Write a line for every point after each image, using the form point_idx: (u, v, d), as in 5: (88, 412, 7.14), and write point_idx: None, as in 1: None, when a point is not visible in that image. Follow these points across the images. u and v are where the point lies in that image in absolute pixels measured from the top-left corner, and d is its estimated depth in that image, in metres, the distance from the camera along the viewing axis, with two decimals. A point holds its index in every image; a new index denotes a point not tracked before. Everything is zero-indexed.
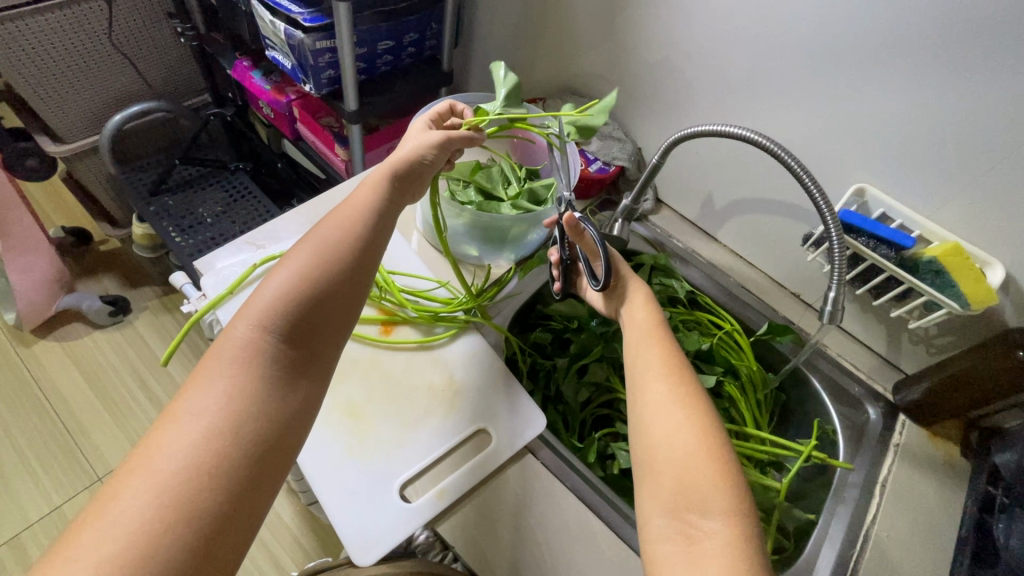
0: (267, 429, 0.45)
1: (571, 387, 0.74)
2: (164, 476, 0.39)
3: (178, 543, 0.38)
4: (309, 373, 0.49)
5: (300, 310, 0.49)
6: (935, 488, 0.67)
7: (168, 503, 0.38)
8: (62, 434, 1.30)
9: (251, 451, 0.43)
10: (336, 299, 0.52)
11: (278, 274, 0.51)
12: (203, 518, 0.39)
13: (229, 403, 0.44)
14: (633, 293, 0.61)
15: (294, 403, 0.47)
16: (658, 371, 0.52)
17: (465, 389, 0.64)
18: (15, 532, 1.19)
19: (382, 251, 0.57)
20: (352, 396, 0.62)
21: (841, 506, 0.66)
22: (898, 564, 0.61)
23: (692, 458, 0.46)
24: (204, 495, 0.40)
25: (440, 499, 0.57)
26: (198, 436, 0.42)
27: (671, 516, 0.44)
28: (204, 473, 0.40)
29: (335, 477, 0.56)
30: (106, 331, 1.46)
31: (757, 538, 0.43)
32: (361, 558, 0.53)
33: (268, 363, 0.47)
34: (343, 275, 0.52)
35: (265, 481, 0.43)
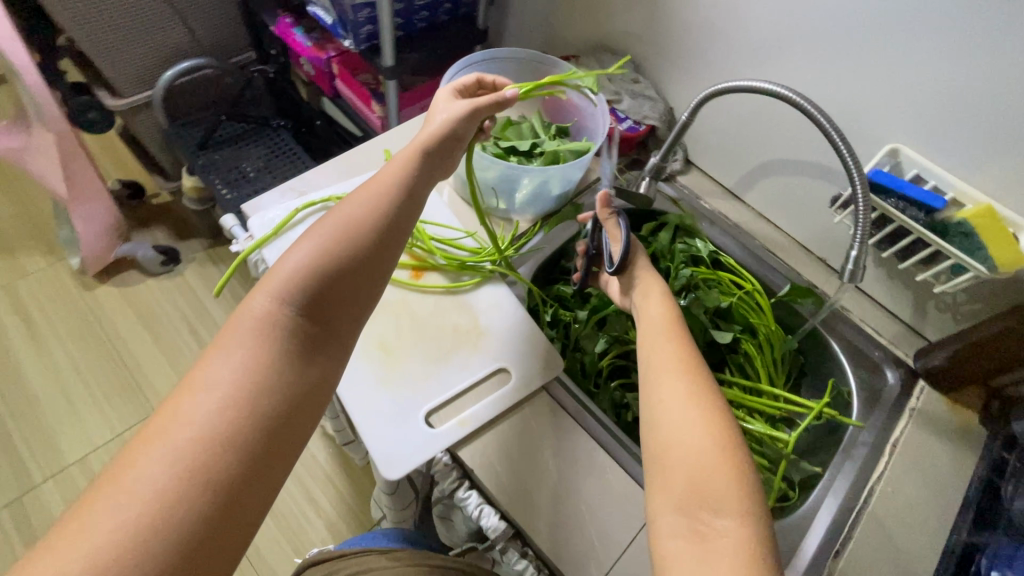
0: (281, 398, 0.47)
1: (589, 337, 0.76)
2: (182, 443, 0.42)
3: (196, 503, 0.41)
4: (322, 351, 0.52)
5: (316, 288, 0.52)
6: (947, 450, 0.68)
7: (187, 466, 0.41)
8: (121, 373, 1.45)
9: (265, 424, 0.46)
10: (351, 279, 0.54)
11: (295, 253, 0.53)
12: (219, 482, 0.42)
13: (247, 374, 0.47)
14: (649, 297, 0.63)
15: (309, 377, 0.50)
16: (678, 370, 0.54)
17: (489, 331, 0.68)
18: (83, 454, 1.34)
19: (402, 233, 0.58)
20: (383, 333, 0.66)
21: (848, 463, 0.67)
22: (898, 518, 0.63)
23: (707, 459, 0.48)
24: (220, 460, 0.42)
25: (462, 427, 0.60)
26: (216, 405, 0.44)
27: (682, 513, 0.46)
28: (220, 441, 0.43)
29: (366, 402, 0.61)
30: (158, 279, 1.60)
31: (768, 536, 0.45)
32: (387, 473, 0.57)
33: (286, 337, 0.50)
34: (360, 255, 0.55)
35: (278, 451, 0.46)
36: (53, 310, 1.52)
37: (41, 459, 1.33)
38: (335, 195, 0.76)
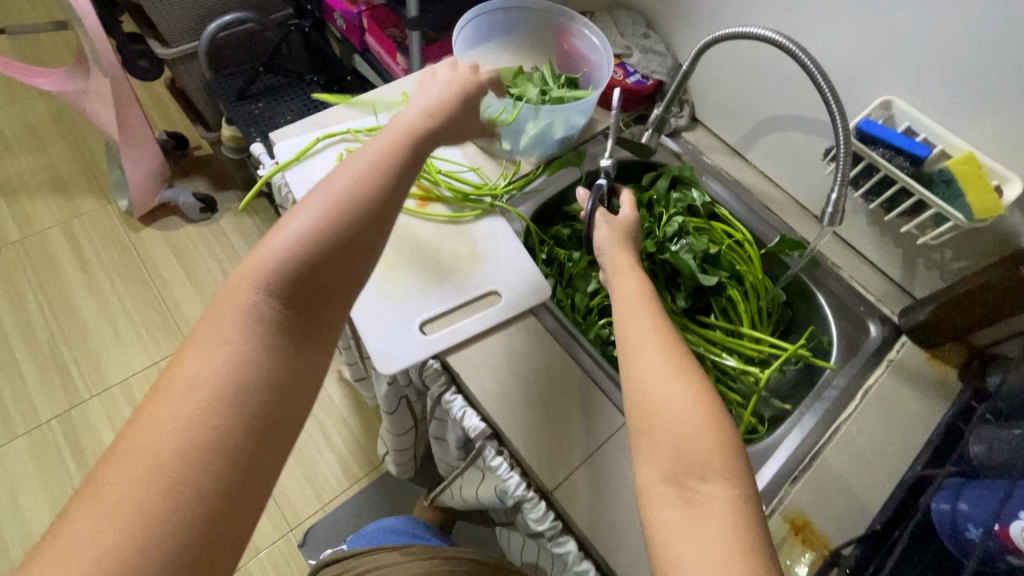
0: (265, 392, 0.41)
1: (582, 277, 0.81)
2: (152, 455, 0.36)
3: (178, 523, 0.35)
4: (306, 341, 0.45)
5: (303, 270, 0.45)
6: (919, 400, 0.70)
7: (159, 482, 0.35)
8: (161, 308, 1.57)
9: (248, 424, 0.39)
10: (344, 257, 0.47)
11: (278, 233, 0.46)
12: (202, 495, 0.36)
13: (222, 373, 0.40)
14: (625, 272, 0.61)
15: (297, 366, 0.43)
16: (655, 341, 0.52)
17: (484, 257, 0.73)
18: (124, 377, 1.47)
19: (402, 201, 0.51)
20: (387, 252, 0.72)
21: (819, 403, 0.70)
22: (861, 455, 0.66)
23: (690, 423, 0.46)
24: (196, 474, 0.36)
25: (452, 336, 0.66)
26: (187, 408, 0.38)
27: (669, 481, 0.44)
28: (195, 448, 0.37)
29: (367, 308, 0.67)
30: (197, 225, 1.71)
31: (755, 495, 0.43)
32: (381, 368, 0.64)
33: (269, 327, 0.43)
34: (352, 231, 0.47)
35: (269, 453, 0.40)
36: (102, 247, 1.65)
37: (88, 379, 1.46)
38: (353, 128, 0.81)
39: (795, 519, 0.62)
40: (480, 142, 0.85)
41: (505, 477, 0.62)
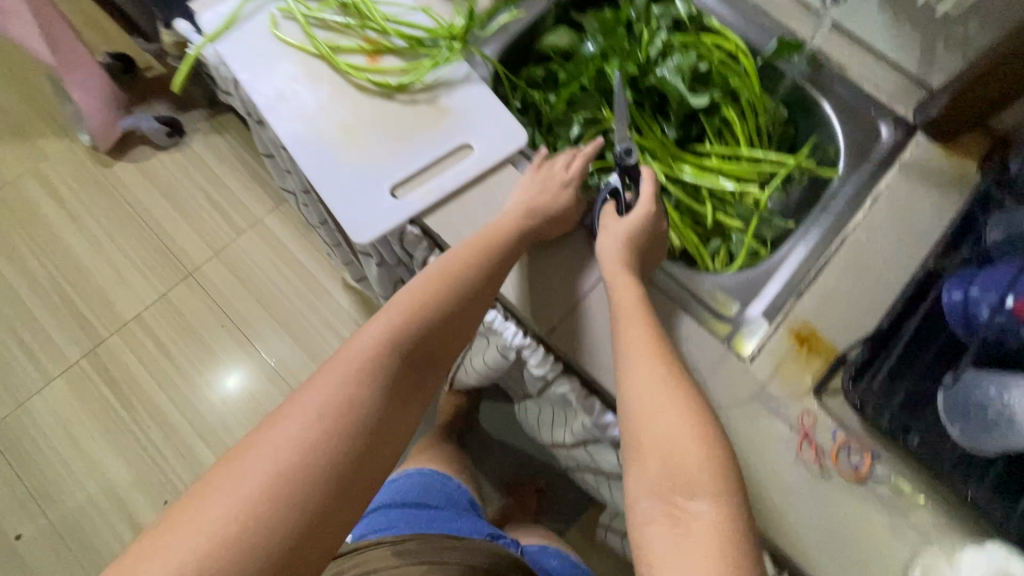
0: (372, 430, 0.45)
1: (562, 121, 0.73)
2: (280, 459, 0.40)
3: (288, 515, 0.39)
4: (419, 394, 0.50)
5: (418, 337, 0.51)
6: (932, 198, 0.65)
7: (292, 467, 0.40)
8: (155, 241, 1.55)
9: (356, 455, 0.43)
10: (447, 332, 0.53)
11: (404, 296, 0.53)
12: (314, 496, 0.40)
13: (342, 404, 0.44)
14: (610, 264, 0.57)
15: (403, 423, 0.48)
16: (648, 355, 0.51)
17: (450, 110, 0.66)
18: (137, 312, 1.49)
19: (494, 294, 0.57)
20: (344, 116, 0.65)
21: (825, 216, 0.66)
22: (871, 261, 0.62)
23: (679, 441, 0.46)
24: (320, 473, 0.41)
25: (426, 196, 0.62)
26: (315, 422, 0.43)
27: (657, 497, 0.45)
28: (313, 462, 0.41)
29: (331, 177, 0.63)
30: (168, 152, 1.63)
31: (745, 517, 0.43)
32: (356, 238, 0.61)
33: (385, 374, 0.48)
34: (468, 299, 0.55)
35: (362, 486, 0.43)
36: (80, 189, 1.59)
37: (104, 318, 1.48)
38: None
39: (800, 331, 0.60)
40: None
41: (502, 329, 0.63)
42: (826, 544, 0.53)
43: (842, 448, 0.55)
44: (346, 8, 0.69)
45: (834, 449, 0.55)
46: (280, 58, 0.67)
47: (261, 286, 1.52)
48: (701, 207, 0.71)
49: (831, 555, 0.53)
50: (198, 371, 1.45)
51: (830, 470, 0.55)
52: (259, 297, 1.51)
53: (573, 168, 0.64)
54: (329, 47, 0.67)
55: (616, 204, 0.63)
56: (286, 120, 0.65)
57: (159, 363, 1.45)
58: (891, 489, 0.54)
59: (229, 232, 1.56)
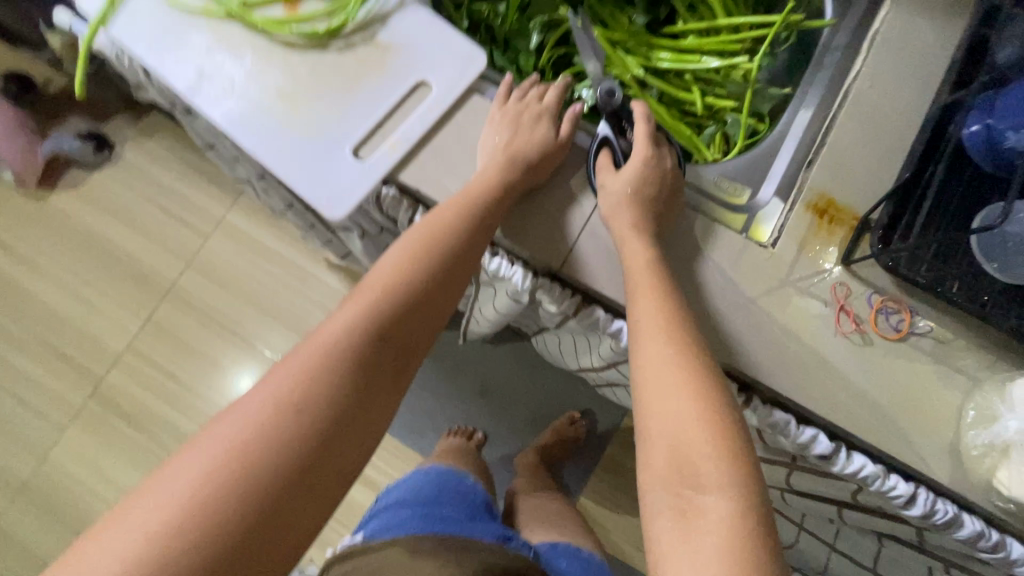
0: (336, 421, 0.42)
1: (520, 34, 0.66)
2: (232, 448, 0.38)
3: (236, 510, 0.37)
4: (384, 391, 0.45)
5: (394, 313, 0.47)
6: (933, 26, 0.59)
7: (226, 472, 0.38)
8: (121, 266, 1.47)
9: (315, 448, 0.41)
10: (427, 306, 0.49)
11: (383, 265, 0.49)
12: (247, 506, 0.37)
13: (305, 391, 0.41)
14: (622, 228, 0.52)
15: (374, 413, 0.44)
16: (658, 333, 0.47)
17: (394, 45, 0.58)
18: (127, 341, 1.44)
19: (476, 260, 0.52)
20: (277, 79, 0.57)
21: (820, 74, 0.62)
22: (878, 110, 0.58)
23: (689, 427, 0.42)
24: (257, 479, 0.38)
25: (394, 150, 0.56)
26: (275, 411, 0.40)
27: (667, 488, 0.41)
28: (268, 454, 0.39)
29: (284, 153, 0.56)
30: (102, 169, 1.50)
31: (762, 509, 0.39)
32: (331, 214, 0.55)
33: (355, 359, 0.44)
34: (439, 273, 0.50)
35: (320, 480, 0.41)
36: (22, 230, 1.48)
37: (95, 355, 1.43)
38: None
39: (819, 203, 0.56)
40: None
41: (509, 274, 0.58)
42: (880, 407, 0.53)
43: (880, 311, 0.54)
44: None
45: (872, 314, 0.54)
46: (185, 29, 0.58)
47: (245, 285, 1.46)
48: (688, 96, 0.65)
49: (887, 417, 0.52)
50: (207, 384, 1.42)
51: (871, 336, 0.54)
52: (246, 297, 1.46)
53: (546, 98, 0.57)
54: (239, 3, 0.58)
55: (612, 152, 0.56)
56: (215, 101, 0.57)
57: (166, 387, 1.42)
58: (934, 340, 0.53)
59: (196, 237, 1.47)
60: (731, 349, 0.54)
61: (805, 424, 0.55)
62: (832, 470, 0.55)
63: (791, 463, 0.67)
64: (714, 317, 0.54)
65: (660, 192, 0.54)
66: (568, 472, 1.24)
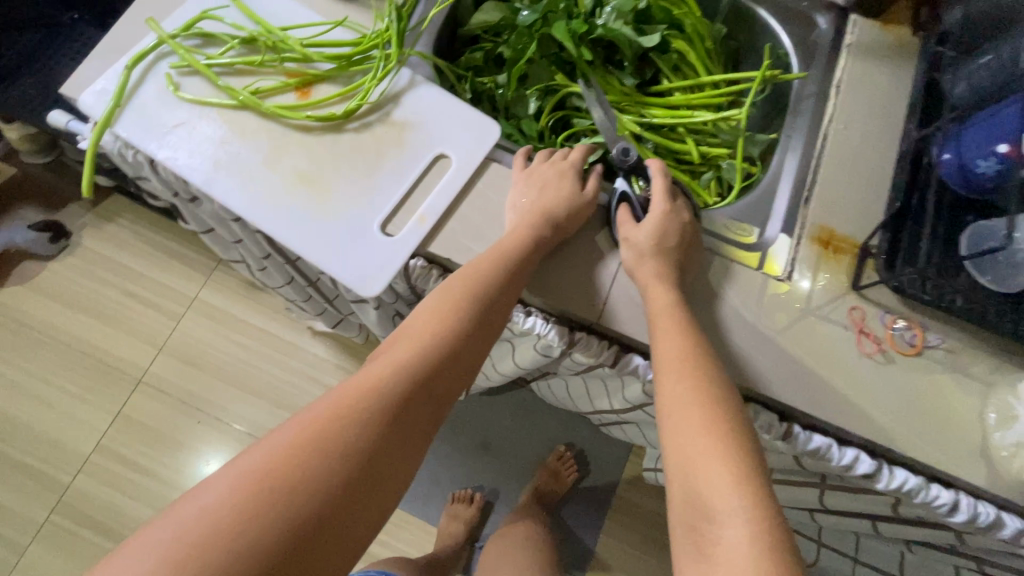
0: (357, 467, 0.38)
1: (519, 101, 0.69)
2: (246, 481, 0.36)
3: (239, 554, 0.33)
4: (419, 438, 0.43)
5: (426, 361, 0.46)
6: (886, 70, 0.67)
7: (251, 501, 0.35)
8: (84, 360, 1.37)
9: (332, 494, 0.37)
10: (456, 356, 0.48)
11: (414, 316, 0.50)
12: (268, 541, 0.34)
13: (329, 425, 0.39)
14: (643, 273, 0.55)
15: (399, 466, 0.41)
16: (675, 370, 0.48)
17: (409, 123, 0.60)
18: (96, 441, 1.32)
19: (504, 311, 0.52)
20: (297, 165, 0.57)
21: (799, 120, 0.68)
22: (855, 147, 0.64)
23: (703, 455, 0.42)
24: (267, 521, 0.34)
25: (422, 224, 0.56)
26: (294, 442, 0.38)
27: (683, 522, 0.41)
28: (280, 492, 0.35)
29: (311, 237, 0.55)
30: (59, 259, 1.42)
31: (785, 542, 0.37)
32: (366, 292, 0.55)
33: (383, 403, 0.42)
34: (468, 322, 0.49)
35: (334, 533, 0.36)
36: None
37: (57, 461, 1.30)
38: (158, 32, 0.59)
39: (821, 235, 0.61)
40: None
41: (545, 332, 0.59)
42: (913, 420, 0.55)
43: (894, 330, 0.58)
44: (252, 43, 0.60)
45: (888, 333, 0.57)
46: (197, 121, 0.58)
47: (224, 365, 1.39)
48: (684, 148, 0.70)
49: (920, 429, 0.55)
50: (187, 477, 1.31)
51: (891, 354, 0.57)
52: (225, 377, 1.38)
53: (572, 156, 0.61)
54: (251, 93, 0.58)
55: (630, 206, 0.59)
56: (235, 191, 0.56)
57: (142, 486, 1.30)
58: (945, 351, 0.57)
59: (168, 320, 1.41)
60: (769, 381, 0.56)
61: (843, 445, 0.58)
62: (876, 487, 0.57)
63: (822, 484, 0.69)
64: (747, 351, 0.57)
65: (681, 235, 0.58)
66: (584, 519, 1.22)
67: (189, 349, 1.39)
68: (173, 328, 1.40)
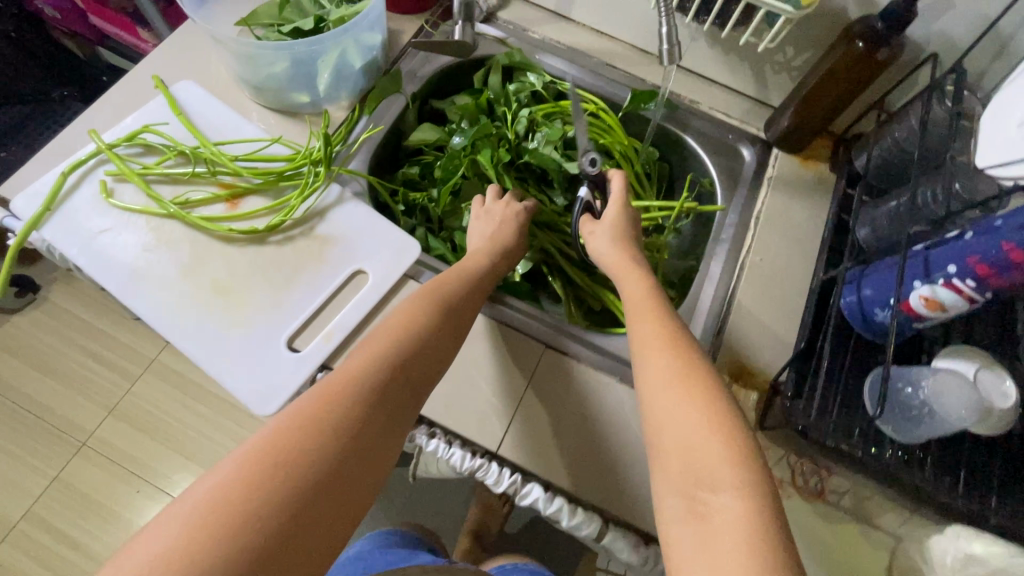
0: (346, 441, 0.38)
1: (452, 213, 0.72)
2: (233, 468, 0.35)
3: (234, 538, 0.32)
4: (404, 413, 0.43)
5: (406, 342, 0.46)
6: (804, 203, 0.71)
7: (243, 482, 0.34)
8: (30, 419, 1.33)
9: (319, 468, 0.36)
10: (438, 338, 0.49)
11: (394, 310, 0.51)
12: (261, 521, 0.33)
13: (312, 405, 0.39)
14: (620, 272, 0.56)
15: (383, 437, 0.41)
16: (656, 346, 0.46)
17: (332, 237, 0.62)
18: (27, 507, 1.27)
19: (475, 308, 0.54)
20: (215, 275, 0.59)
21: (719, 247, 0.70)
22: (769, 279, 0.66)
23: (693, 426, 0.40)
24: (259, 499, 0.33)
25: (329, 341, 0.57)
26: (280, 423, 0.37)
27: (678, 492, 0.38)
28: (266, 470, 0.35)
29: (217, 350, 0.56)
30: (22, 313, 1.42)
31: (776, 503, 0.36)
32: (263, 411, 0.54)
33: (370, 380, 0.42)
34: (444, 311, 0.51)
35: (325, 506, 0.35)
36: None
37: None
38: (101, 142, 0.62)
39: (732, 369, 0.62)
40: (274, 104, 0.69)
41: (447, 456, 0.58)
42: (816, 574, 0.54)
43: (800, 473, 0.57)
44: (188, 156, 0.63)
45: (794, 478, 0.57)
46: (123, 228, 0.60)
47: (171, 431, 1.35)
48: None
49: None
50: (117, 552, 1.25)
51: (797, 500, 0.56)
52: (171, 444, 1.35)
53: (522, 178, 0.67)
54: (180, 204, 0.60)
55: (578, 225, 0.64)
56: (149, 299, 0.57)
57: (67, 560, 1.24)
58: (853, 499, 0.56)
59: (122, 381, 1.38)
60: None
61: None
62: None
63: None
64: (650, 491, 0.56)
65: (638, 239, 0.62)
66: None
67: (139, 413, 1.36)
68: (125, 390, 1.38)
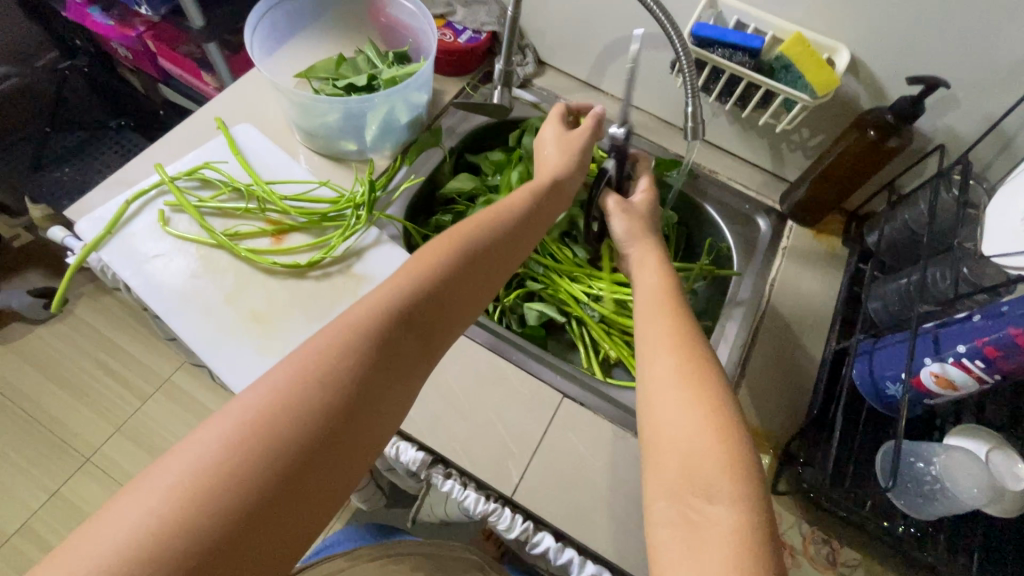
0: (340, 414, 0.38)
1: None
2: (229, 431, 0.35)
3: (222, 501, 0.33)
4: (407, 384, 0.43)
5: (417, 306, 0.45)
6: (817, 274, 0.74)
7: (235, 449, 0.34)
8: (38, 430, 1.35)
9: (311, 443, 0.36)
10: (451, 305, 0.47)
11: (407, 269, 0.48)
12: (252, 490, 0.33)
13: (310, 373, 0.38)
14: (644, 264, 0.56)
15: (381, 412, 0.40)
16: (667, 346, 0.45)
17: (367, 275, 0.66)
18: (24, 520, 1.26)
19: (499, 276, 0.52)
20: (253, 304, 0.62)
21: (736, 310, 0.72)
22: (782, 344, 0.68)
23: (699, 437, 0.40)
24: (251, 467, 0.34)
25: None
26: (278, 388, 0.37)
27: (670, 498, 0.38)
28: (260, 438, 0.35)
29: (250, 376, 0.58)
30: (48, 325, 1.46)
31: (769, 522, 0.36)
32: None
33: (371, 348, 0.41)
34: (463, 273, 0.48)
35: (317, 481, 0.36)
36: None
37: None
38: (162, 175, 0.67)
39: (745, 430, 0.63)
40: (325, 150, 0.75)
41: (461, 498, 0.58)
42: None
43: (812, 542, 0.57)
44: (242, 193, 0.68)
45: (805, 546, 0.57)
46: (175, 254, 0.64)
47: None
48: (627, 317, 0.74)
49: None
50: None
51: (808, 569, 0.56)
52: None
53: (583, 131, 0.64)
54: (229, 235, 0.64)
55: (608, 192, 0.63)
56: (192, 323, 0.60)
57: None
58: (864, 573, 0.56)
59: (134, 399, 1.40)
60: None
61: None
62: None
63: None
64: None
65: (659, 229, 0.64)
66: None
67: (146, 432, 1.37)
68: (136, 408, 1.39)
